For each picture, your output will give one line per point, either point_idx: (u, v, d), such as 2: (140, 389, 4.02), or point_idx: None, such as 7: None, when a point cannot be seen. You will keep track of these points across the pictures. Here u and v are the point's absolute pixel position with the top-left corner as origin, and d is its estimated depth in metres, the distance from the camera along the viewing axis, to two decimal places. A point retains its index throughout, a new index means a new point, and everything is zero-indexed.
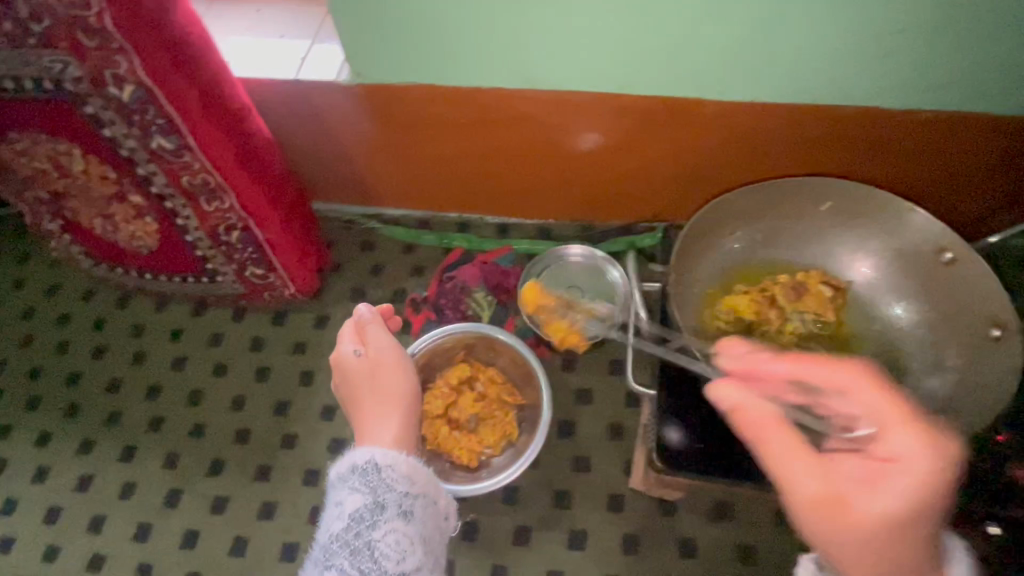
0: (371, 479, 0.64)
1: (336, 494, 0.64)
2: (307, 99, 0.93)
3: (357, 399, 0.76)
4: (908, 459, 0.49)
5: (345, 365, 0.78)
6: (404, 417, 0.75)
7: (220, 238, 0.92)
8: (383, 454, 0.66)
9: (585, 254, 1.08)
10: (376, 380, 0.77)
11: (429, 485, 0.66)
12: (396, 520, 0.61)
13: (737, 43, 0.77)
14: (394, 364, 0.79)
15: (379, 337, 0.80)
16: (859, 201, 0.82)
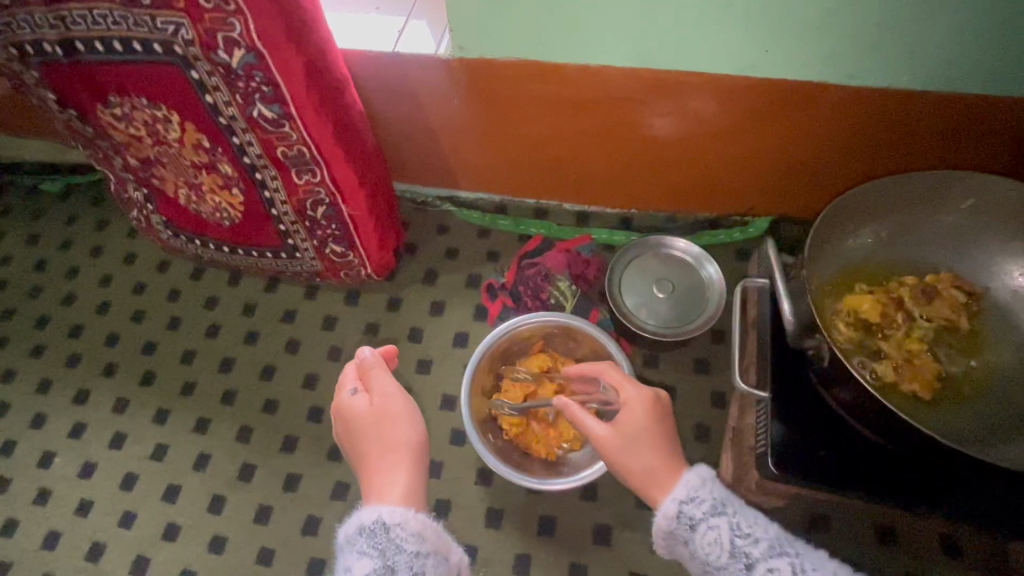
0: (381, 541, 0.63)
1: (346, 558, 0.63)
2: (400, 75, 0.88)
3: (362, 453, 0.74)
4: (632, 401, 0.74)
5: (347, 412, 0.75)
6: (410, 472, 0.71)
7: (306, 213, 0.93)
8: (392, 513, 0.64)
9: (683, 250, 0.98)
10: (381, 432, 0.73)
11: (439, 541, 0.65)
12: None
13: (883, 7, 0.67)
14: (402, 412, 0.74)
15: (383, 382, 0.77)
16: (1015, 204, 0.67)
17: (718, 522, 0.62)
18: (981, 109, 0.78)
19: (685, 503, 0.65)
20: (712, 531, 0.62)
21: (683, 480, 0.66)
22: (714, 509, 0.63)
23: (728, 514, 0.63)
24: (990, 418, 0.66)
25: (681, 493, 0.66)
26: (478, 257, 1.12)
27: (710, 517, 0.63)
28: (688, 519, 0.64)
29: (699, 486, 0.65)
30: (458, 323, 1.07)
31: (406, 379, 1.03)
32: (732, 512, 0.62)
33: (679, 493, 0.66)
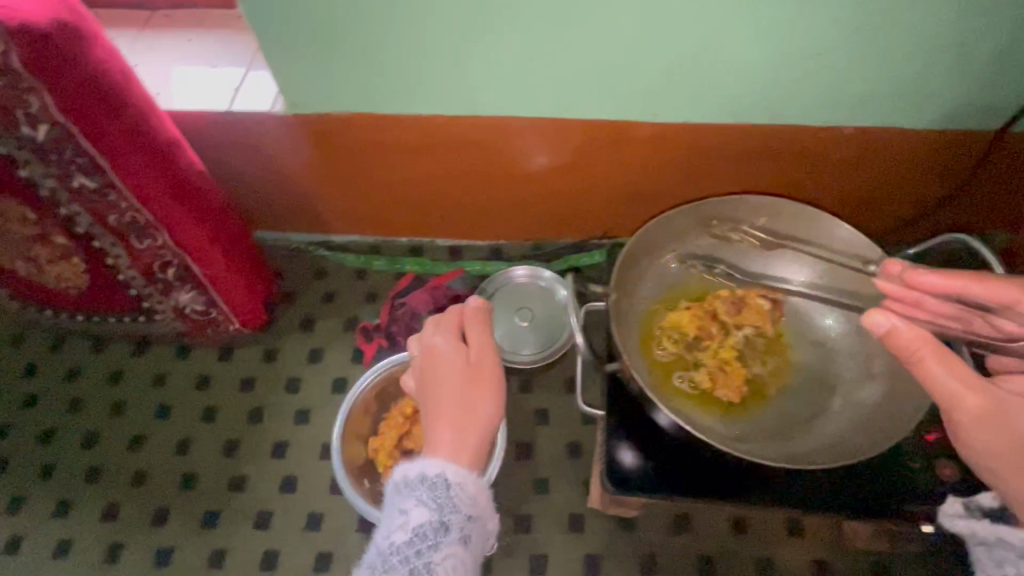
0: (440, 496, 0.60)
1: (401, 501, 0.61)
2: (242, 131, 0.89)
3: (436, 406, 0.67)
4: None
5: (441, 365, 0.70)
6: (484, 433, 0.66)
7: (155, 275, 0.91)
8: (457, 472, 0.61)
9: (530, 274, 1.06)
10: (476, 397, 0.67)
11: (488, 511, 0.63)
12: (455, 544, 0.58)
13: (669, 58, 0.72)
14: (492, 371, 0.70)
15: (479, 337, 0.72)
16: (793, 218, 0.77)
17: None
18: (786, 138, 0.82)
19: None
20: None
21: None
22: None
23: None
24: (789, 415, 0.73)
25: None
26: (356, 299, 1.12)
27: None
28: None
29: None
30: (337, 369, 1.06)
31: (286, 432, 1.01)
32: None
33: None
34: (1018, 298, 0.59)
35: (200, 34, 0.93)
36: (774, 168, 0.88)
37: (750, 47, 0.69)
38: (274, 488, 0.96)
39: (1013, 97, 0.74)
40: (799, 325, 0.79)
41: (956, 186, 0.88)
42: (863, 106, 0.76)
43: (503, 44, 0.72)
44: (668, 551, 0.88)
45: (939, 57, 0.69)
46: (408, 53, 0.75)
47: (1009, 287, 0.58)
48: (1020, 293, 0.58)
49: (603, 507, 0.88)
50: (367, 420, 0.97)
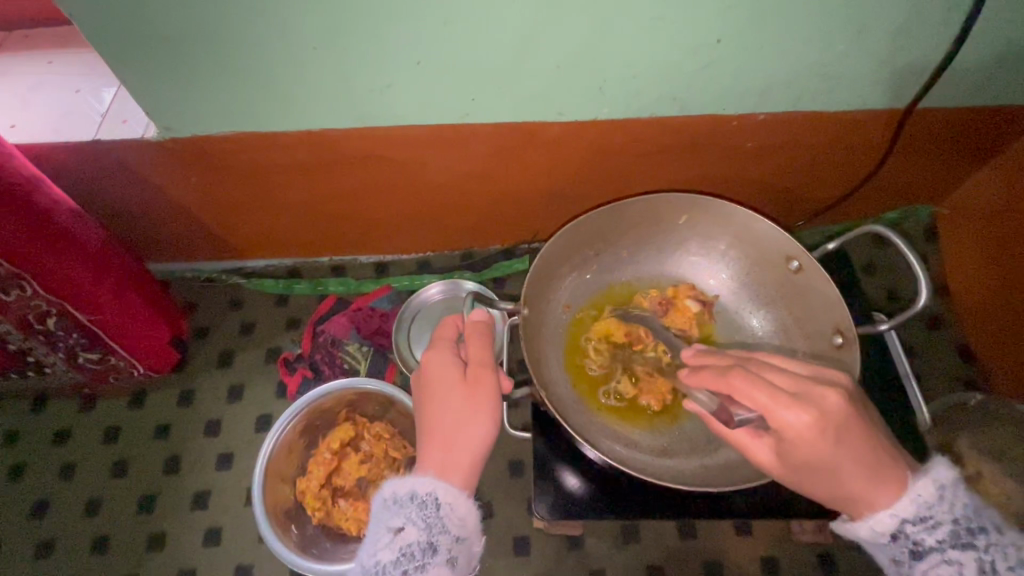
0: (430, 515, 0.53)
1: (388, 517, 0.53)
2: (117, 160, 0.80)
3: (427, 423, 0.58)
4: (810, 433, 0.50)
5: (436, 381, 0.59)
6: (474, 454, 0.56)
7: (34, 328, 0.82)
8: (447, 491, 0.54)
9: (445, 289, 1.00)
10: (466, 416, 0.57)
11: (479, 532, 0.56)
12: (444, 567, 0.51)
13: (565, 55, 0.67)
14: (487, 387, 0.59)
15: (481, 346, 0.61)
16: (715, 213, 0.75)
17: (961, 557, 0.49)
18: (696, 130, 0.80)
19: (911, 524, 0.51)
20: (939, 565, 0.50)
21: (908, 491, 0.52)
22: (954, 539, 0.50)
23: (975, 550, 0.49)
24: (714, 422, 0.71)
25: (905, 508, 0.51)
26: (276, 328, 1.05)
27: (945, 549, 0.50)
28: (911, 541, 0.51)
29: (935, 504, 0.51)
30: (260, 405, 0.99)
31: (207, 479, 0.93)
32: (985, 546, 0.49)
33: (903, 509, 0.51)
34: (765, 392, 0.52)
35: (61, 54, 0.83)
36: (690, 160, 0.85)
37: (648, 39, 0.65)
38: (197, 542, 0.89)
39: (917, 75, 0.72)
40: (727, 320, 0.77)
41: (871, 165, 0.87)
42: (771, 92, 0.74)
43: (383, 48, 0.66)
44: (617, 563, 0.85)
45: (839, 39, 0.66)
46: (285, 65, 0.68)
47: (733, 384, 0.53)
48: (762, 390, 0.51)
49: (545, 527, 0.84)
50: (292, 458, 0.90)
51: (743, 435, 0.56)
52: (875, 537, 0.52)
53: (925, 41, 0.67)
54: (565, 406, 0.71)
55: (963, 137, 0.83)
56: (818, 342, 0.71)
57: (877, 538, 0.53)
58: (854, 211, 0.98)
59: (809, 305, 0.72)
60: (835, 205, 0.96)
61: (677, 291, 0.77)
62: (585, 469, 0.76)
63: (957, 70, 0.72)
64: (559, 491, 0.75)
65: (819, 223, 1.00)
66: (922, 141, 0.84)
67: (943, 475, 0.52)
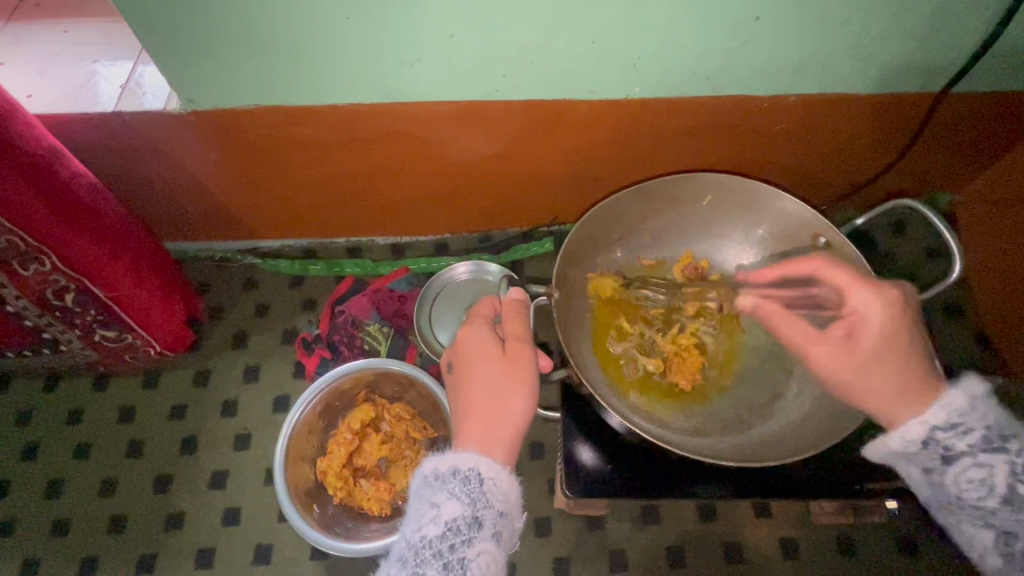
0: (474, 490, 0.52)
1: (431, 493, 0.53)
2: (138, 133, 0.79)
3: (465, 401, 0.58)
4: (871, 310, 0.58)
5: (472, 362, 0.59)
6: (515, 431, 0.57)
7: (52, 304, 0.80)
8: (490, 466, 0.53)
9: (471, 270, 0.99)
10: (506, 389, 0.57)
11: (521, 508, 0.56)
12: (489, 541, 0.51)
13: (599, 32, 0.67)
14: (525, 367, 0.59)
15: (517, 325, 0.62)
16: (740, 193, 0.75)
17: (990, 459, 0.52)
18: (726, 111, 0.79)
19: (941, 431, 0.54)
20: (968, 467, 0.53)
21: (938, 400, 0.55)
22: (985, 444, 0.53)
23: (1006, 453, 0.52)
24: (744, 402, 0.71)
25: (936, 417, 0.54)
26: (292, 309, 1.04)
27: (975, 452, 0.53)
28: (942, 447, 0.54)
29: (966, 412, 0.54)
30: (277, 386, 0.98)
31: (225, 460, 0.93)
32: (1015, 449, 0.52)
33: (933, 416, 0.54)
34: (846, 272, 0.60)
35: (77, 24, 0.81)
36: (715, 141, 0.85)
37: (684, 18, 0.65)
38: (215, 522, 0.89)
39: (952, 57, 0.71)
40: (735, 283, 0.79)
41: (895, 149, 0.88)
42: (803, 74, 0.74)
43: (418, 19, 0.64)
44: (637, 544, 0.86)
45: (874, 22, 0.66)
46: (314, 38, 0.67)
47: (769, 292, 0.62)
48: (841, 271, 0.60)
49: (567, 508, 0.85)
50: (312, 439, 0.89)
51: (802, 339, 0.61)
52: (906, 446, 0.55)
53: (963, 23, 0.67)
54: (596, 384, 0.71)
55: (989, 123, 0.84)
56: None
57: (908, 447, 0.55)
58: (871, 197, 0.98)
59: None
60: (857, 189, 0.96)
61: (692, 255, 0.79)
62: (608, 449, 0.76)
63: (992, 53, 0.72)
64: (581, 470, 0.75)
65: (842, 208, 1.00)
66: (948, 127, 0.84)
67: (973, 386, 0.54)
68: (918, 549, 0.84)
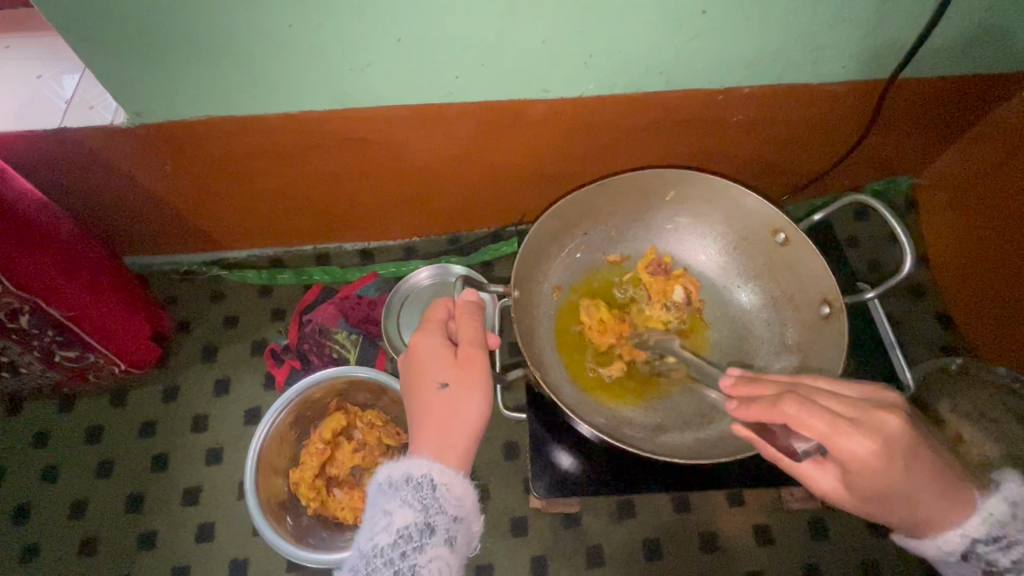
0: (426, 496, 0.52)
1: (384, 501, 0.53)
2: (87, 149, 0.77)
3: (421, 407, 0.58)
4: (863, 458, 0.48)
5: (427, 365, 0.59)
6: (469, 435, 0.57)
7: (6, 327, 0.78)
8: (443, 471, 0.54)
9: (435, 274, 0.99)
10: (458, 394, 0.57)
11: (478, 511, 0.56)
12: (442, 546, 0.51)
13: (547, 31, 0.66)
14: (479, 370, 0.59)
15: (473, 326, 0.61)
16: (700, 188, 0.75)
17: None
18: (685, 105, 0.79)
19: (983, 544, 0.52)
20: None
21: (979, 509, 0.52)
22: None
23: None
24: (708, 396, 0.72)
25: (978, 530, 0.52)
26: (261, 319, 1.03)
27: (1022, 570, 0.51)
28: (986, 562, 0.52)
29: (1008, 523, 0.52)
30: (247, 398, 0.97)
31: (197, 475, 0.92)
32: None
33: (976, 530, 0.52)
34: (824, 416, 0.49)
35: (18, 39, 0.78)
36: (675, 135, 0.85)
37: (631, 14, 0.65)
38: (189, 539, 0.88)
39: (899, 44, 0.72)
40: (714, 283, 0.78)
41: (853, 136, 0.88)
42: (755, 66, 0.74)
43: (363, 23, 0.63)
44: (613, 539, 0.86)
45: (821, 11, 0.66)
46: (259, 48, 0.66)
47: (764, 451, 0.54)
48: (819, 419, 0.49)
49: (543, 507, 0.85)
50: (284, 451, 0.88)
51: (808, 467, 0.53)
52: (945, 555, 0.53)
53: (908, 10, 0.67)
54: (559, 384, 0.72)
55: (944, 108, 0.85)
56: (805, 309, 0.72)
57: (945, 555, 0.53)
58: (833, 184, 0.99)
59: (797, 275, 0.72)
60: (820, 176, 0.97)
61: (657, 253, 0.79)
62: (579, 446, 0.77)
63: (938, 40, 0.73)
64: (553, 469, 0.76)
65: (803, 196, 1.01)
66: (905, 112, 0.85)
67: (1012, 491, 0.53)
68: (887, 530, 0.86)
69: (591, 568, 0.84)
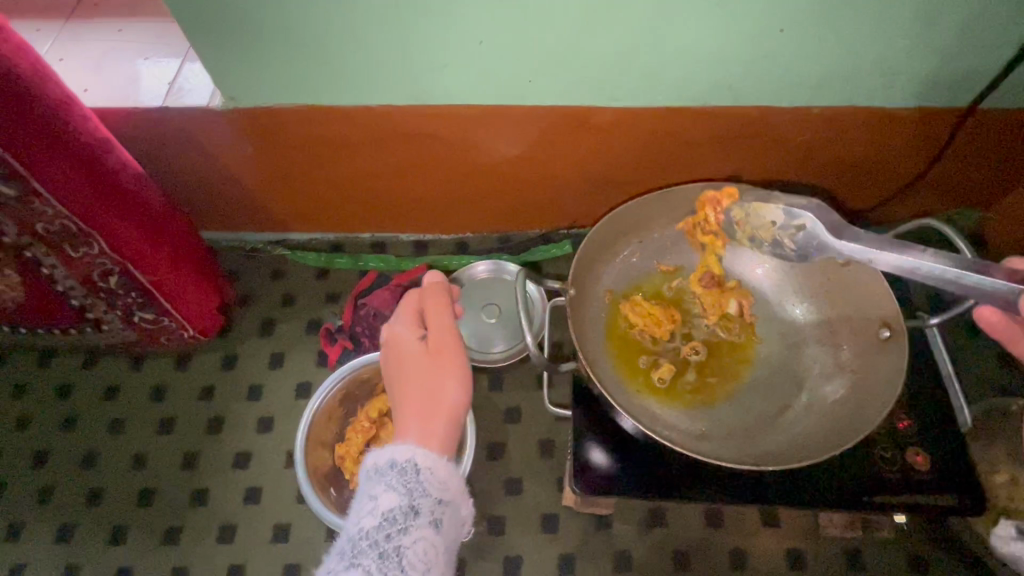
0: (410, 479, 0.55)
1: (371, 487, 0.56)
2: (181, 127, 0.83)
3: (401, 396, 0.62)
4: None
5: (403, 354, 0.64)
6: (450, 416, 0.60)
7: (96, 284, 0.86)
8: (425, 456, 0.56)
9: (492, 269, 1.02)
10: (436, 379, 0.61)
11: (461, 496, 0.58)
12: (426, 528, 0.53)
13: (624, 42, 0.68)
14: (454, 356, 0.63)
15: (445, 316, 0.66)
16: None
17: None
18: (750, 121, 0.80)
19: None
20: None
21: None
22: None
23: None
24: (754, 411, 0.72)
25: None
26: (317, 300, 1.08)
27: None
28: None
29: None
30: (298, 374, 1.02)
31: (248, 440, 0.97)
32: None
33: None
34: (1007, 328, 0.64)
35: (131, 23, 0.86)
36: (737, 151, 0.86)
37: (707, 30, 0.66)
38: (238, 499, 0.93)
39: (978, 74, 0.71)
40: (755, 233, 0.69)
41: (921, 162, 0.87)
42: (825, 87, 0.74)
43: (448, 25, 0.67)
44: (642, 545, 0.87)
45: (899, 38, 0.67)
46: (349, 44, 0.70)
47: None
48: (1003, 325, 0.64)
49: (575, 506, 0.87)
50: (332, 426, 0.92)
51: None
52: None
53: (991, 40, 0.67)
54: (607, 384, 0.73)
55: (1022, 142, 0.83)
56: (862, 334, 0.71)
57: None
58: (896, 210, 0.97)
59: (855, 297, 0.72)
60: (883, 202, 0.96)
61: (735, 195, 0.70)
62: (613, 447, 0.78)
63: (1021, 72, 0.72)
64: (586, 466, 0.77)
65: (863, 222, 1.00)
66: (984, 136, 0.82)
67: None
68: (927, 568, 0.84)
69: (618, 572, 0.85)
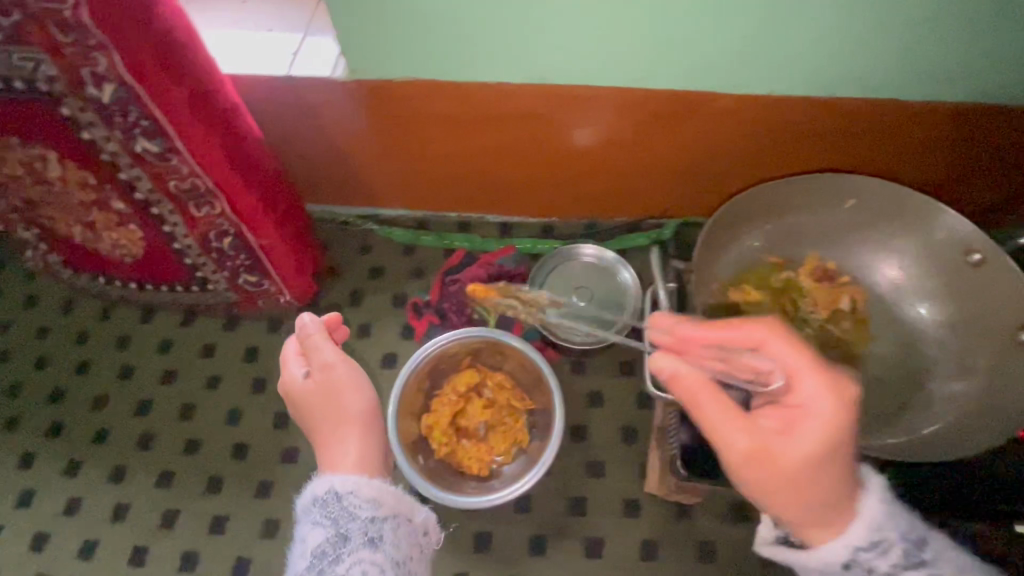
0: (331, 510, 0.60)
1: (303, 528, 0.62)
2: (300, 97, 0.86)
3: (315, 427, 0.69)
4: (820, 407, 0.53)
5: (297, 391, 0.70)
6: (358, 437, 0.68)
7: (210, 244, 0.89)
8: (343, 481, 0.62)
9: (597, 255, 1.02)
10: (315, 407, 0.69)
11: (400, 508, 0.63)
12: (360, 549, 0.58)
13: (757, 26, 0.68)
14: (348, 382, 0.70)
15: (325, 348, 0.71)
16: (890, 202, 0.76)
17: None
18: (875, 114, 0.78)
19: (863, 552, 0.52)
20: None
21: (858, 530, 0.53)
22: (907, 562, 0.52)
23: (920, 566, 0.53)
24: (873, 406, 0.73)
25: (859, 537, 0.53)
26: (404, 275, 1.10)
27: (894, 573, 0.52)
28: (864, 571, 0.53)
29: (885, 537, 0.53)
30: (385, 344, 1.05)
31: None
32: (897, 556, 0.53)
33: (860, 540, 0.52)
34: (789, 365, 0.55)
35: None
36: (854, 145, 0.84)
37: (848, 16, 0.65)
38: None
39: None
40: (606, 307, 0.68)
41: None
42: (959, 82, 0.72)
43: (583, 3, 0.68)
44: (726, 537, 0.87)
45: None
46: (479, 20, 0.72)
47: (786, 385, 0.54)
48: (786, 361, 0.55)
49: (661, 494, 0.87)
50: (418, 399, 0.93)
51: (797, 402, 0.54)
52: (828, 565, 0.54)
53: None
54: None
55: None
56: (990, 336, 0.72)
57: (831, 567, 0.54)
58: None
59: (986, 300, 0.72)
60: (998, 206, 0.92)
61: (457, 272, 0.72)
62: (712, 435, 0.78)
63: None
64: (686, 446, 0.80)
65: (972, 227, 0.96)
66: None
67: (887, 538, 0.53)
68: None
69: (701, 561, 0.85)
